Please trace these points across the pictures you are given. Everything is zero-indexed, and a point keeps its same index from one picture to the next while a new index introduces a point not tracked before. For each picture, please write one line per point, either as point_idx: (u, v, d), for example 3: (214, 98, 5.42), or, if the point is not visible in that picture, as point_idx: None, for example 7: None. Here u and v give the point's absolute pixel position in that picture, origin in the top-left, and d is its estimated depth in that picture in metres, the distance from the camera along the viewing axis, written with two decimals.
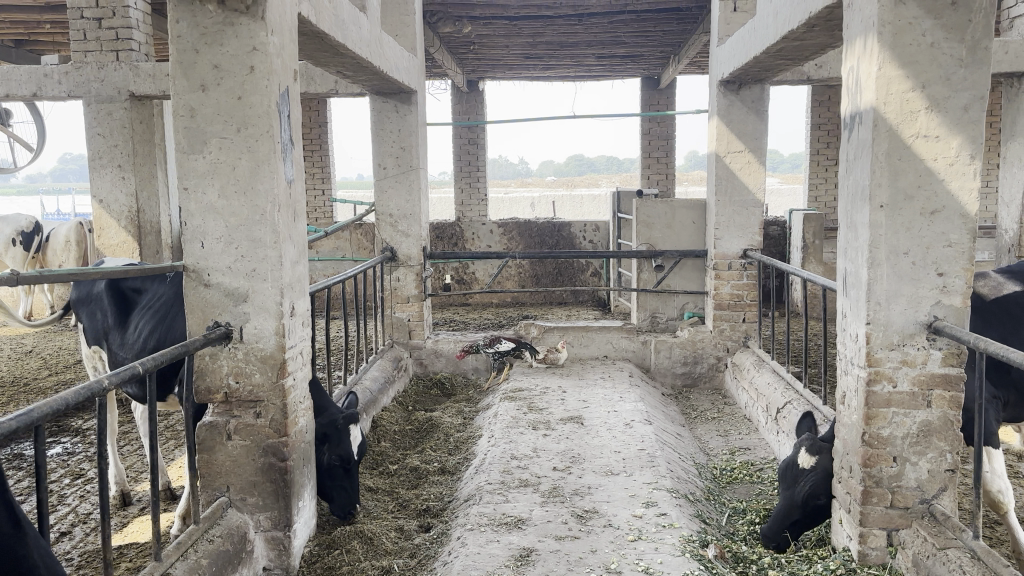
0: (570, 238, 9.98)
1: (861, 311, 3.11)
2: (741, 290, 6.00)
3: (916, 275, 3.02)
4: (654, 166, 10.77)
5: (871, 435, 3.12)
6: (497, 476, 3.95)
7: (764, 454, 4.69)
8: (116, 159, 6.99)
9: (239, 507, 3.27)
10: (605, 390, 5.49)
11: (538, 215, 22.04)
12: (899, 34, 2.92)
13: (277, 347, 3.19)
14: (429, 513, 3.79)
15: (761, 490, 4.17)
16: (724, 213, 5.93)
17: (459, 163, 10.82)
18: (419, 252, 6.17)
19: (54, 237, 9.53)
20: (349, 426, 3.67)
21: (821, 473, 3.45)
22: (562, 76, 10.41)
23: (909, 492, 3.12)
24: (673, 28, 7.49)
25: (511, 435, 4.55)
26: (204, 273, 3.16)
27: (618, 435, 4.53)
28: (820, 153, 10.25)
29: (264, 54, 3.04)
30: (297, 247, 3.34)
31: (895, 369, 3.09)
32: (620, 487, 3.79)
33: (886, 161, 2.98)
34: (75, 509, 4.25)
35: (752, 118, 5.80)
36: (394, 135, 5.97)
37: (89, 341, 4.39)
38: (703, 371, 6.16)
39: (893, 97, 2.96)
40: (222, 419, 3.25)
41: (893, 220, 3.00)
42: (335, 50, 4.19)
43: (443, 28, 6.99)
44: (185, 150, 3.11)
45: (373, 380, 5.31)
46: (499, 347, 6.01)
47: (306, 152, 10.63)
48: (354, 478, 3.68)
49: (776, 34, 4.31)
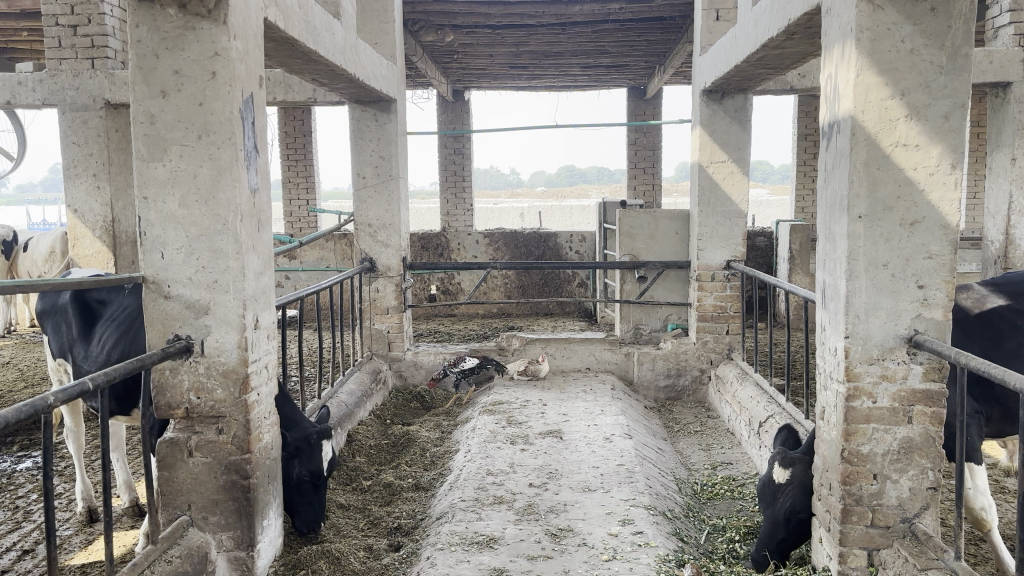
0: (556, 249, 9.91)
1: (840, 324, 3.04)
2: (724, 301, 5.93)
3: (895, 287, 2.95)
4: (641, 177, 10.71)
5: (851, 451, 3.04)
6: (472, 492, 3.85)
7: (746, 469, 4.61)
8: (92, 168, 6.88)
9: (201, 527, 3.17)
10: (586, 403, 5.40)
11: (526, 225, 22.03)
12: (876, 40, 2.86)
13: (239, 361, 3.09)
14: (400, 531, 3.69)
15: (741, 507, 4.08)
16: (707, 223, 5.86)
17: (445, 173, 10.75)
18: (399, 263, 6.08)
19: (36, 247, 9.38)
20: (323, 442, 3.57)
21: (798, 486, 3.37)
22: (549, 86, 10.35)
23: (890, 510, 3.04)
24: (657, 38, 7.44)
25: (488, 450, 4.45)
26: (164, 284, 3.06)
27: (598, 450, 4.43)
28: (806, 164, 10.22)
29: (226, 59, 2.95)
30: (262, 258, 3.24)
31: (875, 384, 3.01)
32: (597, 504, 3.69)
33: (864, 171, 2.91)
34: (40, 527, 4.12)
35: (734, 128, 5.74)
36: (373, 144, 5.89)
37: (54, 353, 4.28)
38: (686, 384, 6.08)
39: (871, 105, 2.89)
40: (183, 435, 3.15)
41: (871, 231, 2.93)
42: (307, 56, 4.11)
43: (426, 36, 6.91)
44: (145, 157, 3.01)
45: (350, 393, 5.20)
46: (461, 365, 5.89)
47: (291, 162, 10.54)
48: (323, 495, 3.58)
49: (756, 42, 4.24)
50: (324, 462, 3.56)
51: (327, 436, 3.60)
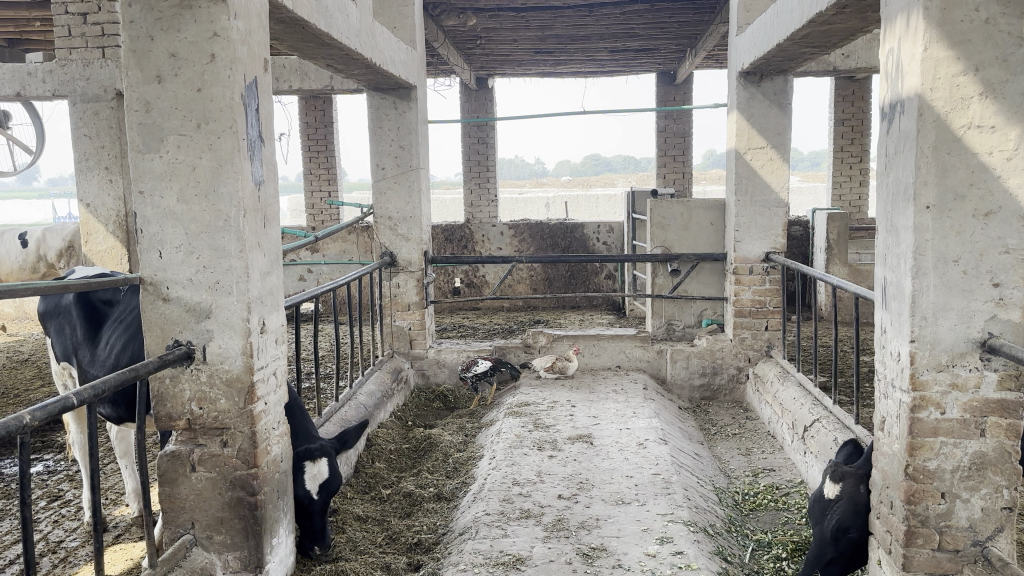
0: (583, 240, 9.60)
1: (904, 326, 2.74)
2: (763, 296, 5.62)
3: (967, 285, 2.64)
4: (671, 164, 10.37)
5: (915, 468, 2.74)
6: (497, 505, 3.59)
7: (791, 476, 4.32)
8: (102, 161, 6.69)
9: (206, 546, 2.95)
10: (617, 405, 5.11)
11: (551, 215, 21.80)
12: (947, 9, 2.54)
13: (244, 369, 2.86)
14: (420, 548, 3.44)
15: (787, 520, 3.80)
16: (745, 213, 5.53)
17: (468, 162, 10.45)
18: (420, 257, 5.83)
19: (37, 242, 9.04)
20: (304, 464, 3.27)
21: (848, 502, 3.07)
22: (576, 72, 10.05)
23: (961, 532, 2.74)
24: (688, 19, 7.09)
25: (514, 457, 4.19)
26: (162, 285, 2.84)
27: (631, 457, 4.16)
28: (843, 150, 9.82)
29: (225, 41, 2.70)
30: (268, 256, 2.99)
31: (944, 394, 2.71)
32: (632, 519, 3.42)
33: (933, 156, 2.60)
34: (46, 536, 3.89)
35: (774, 112, 5.41)
36: (393, 134, 5.63)
37: (58, 357, 4.10)
38: (722, 383, 5.78)
39: (940, 82, 2.58)
40: (185, 448, 2.92)
41: (941, 223, 2.62)
42: (319, 39, 3.85)
43: (447, 21, 6.62)
44: (140, 149, 2.78)
45: (369, 394, 4.95)
46: (475, 369, 5.62)
47: (312, 153, 10.31)
48: (320, 521, 3.30)
49: (801, 18, 3.92)
50: (308, 486, 3.26)
51: (312, 458, 3.29)
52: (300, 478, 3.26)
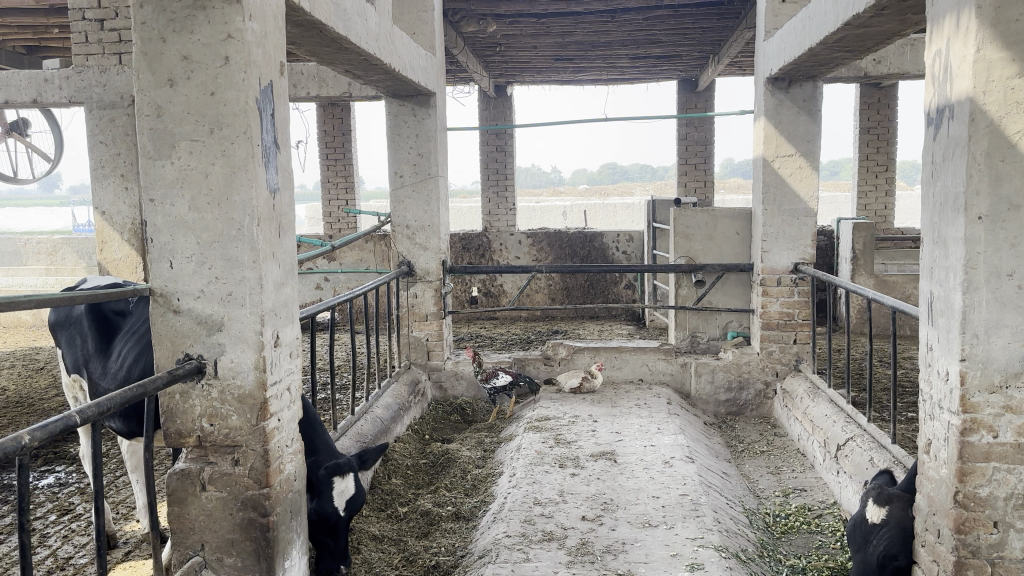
0: (603, 249, 9.46)
1: (953, 345, 2.58)
2: (791, 308, 5.46)
3: (1021, 301, 2.49)
4: (692, 173, 10.22)
5: (965, 494, 2.58)
6: (518, 527, 3.45)
7: (823, 497, 4.16)
8: (118, 168, 6.62)
9: (216, 569, 2.83)
10: (641, 420, 4.96)
11: (568, 224, 21.67)
12: (1002, 7, 2.39)
13: (257, 385, 2.74)
14: (439, 570, 3.31)
15: (821, 544, 3.65)
16: (773, 223, 5.37)
17: (486, 170, 10.34)
18: (438, 266, 5.70)
19: None
20: (332, 478, 3.16)
21: (895, 527, 2.91)
22: (595, 80, 9.92)
23: (1014, 564, 2.58)
24: (712, 24, 6.95)
25: (535, 474, 4.05)
26: (173, 297, 2.73)
27: (657, 476, 4.00)
28: (869, 158, 9.63)
29: (240, 42, 2.59)
30: (283, 266, 2.88)
31: (996, 417, 2.55)
32: (659, 543, 3.27)
33: (986, 163, 2.45)
34: (54, 552, 3.77)
35: (803, 119, 5.26)
36: (411, 141, 5.52)
37: (69, 369, 4.00)
38: (748, 398, 5.62)
39: (994, 84, 2.42)
40: (195, 466, 2.81)
41: (994, 234, 2.46)
42: (337, 44, 3.75)
43: (467, 27, 6.49)
44: (152, 154, 2.67)
45: (386, 407, 4.83)
46: (494, 382, 5.48)
47: (330, 161, 10.24)
48: (343, 539, 3.17)
49: (836, 20, 3.77)
50: (336, 502, 3.14)
51: (341, 472, 3.18)
52: (328, 494, 3.14)
